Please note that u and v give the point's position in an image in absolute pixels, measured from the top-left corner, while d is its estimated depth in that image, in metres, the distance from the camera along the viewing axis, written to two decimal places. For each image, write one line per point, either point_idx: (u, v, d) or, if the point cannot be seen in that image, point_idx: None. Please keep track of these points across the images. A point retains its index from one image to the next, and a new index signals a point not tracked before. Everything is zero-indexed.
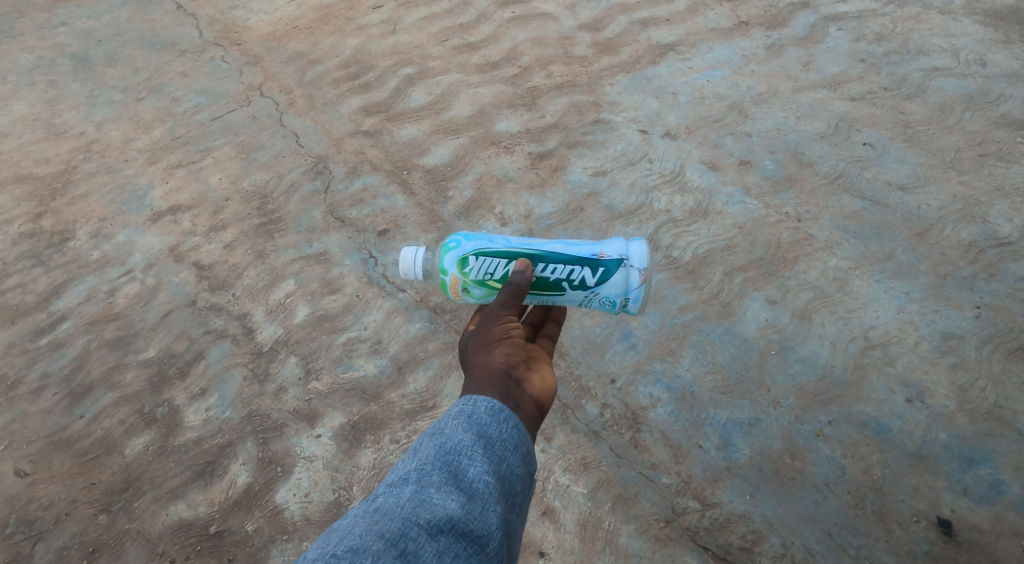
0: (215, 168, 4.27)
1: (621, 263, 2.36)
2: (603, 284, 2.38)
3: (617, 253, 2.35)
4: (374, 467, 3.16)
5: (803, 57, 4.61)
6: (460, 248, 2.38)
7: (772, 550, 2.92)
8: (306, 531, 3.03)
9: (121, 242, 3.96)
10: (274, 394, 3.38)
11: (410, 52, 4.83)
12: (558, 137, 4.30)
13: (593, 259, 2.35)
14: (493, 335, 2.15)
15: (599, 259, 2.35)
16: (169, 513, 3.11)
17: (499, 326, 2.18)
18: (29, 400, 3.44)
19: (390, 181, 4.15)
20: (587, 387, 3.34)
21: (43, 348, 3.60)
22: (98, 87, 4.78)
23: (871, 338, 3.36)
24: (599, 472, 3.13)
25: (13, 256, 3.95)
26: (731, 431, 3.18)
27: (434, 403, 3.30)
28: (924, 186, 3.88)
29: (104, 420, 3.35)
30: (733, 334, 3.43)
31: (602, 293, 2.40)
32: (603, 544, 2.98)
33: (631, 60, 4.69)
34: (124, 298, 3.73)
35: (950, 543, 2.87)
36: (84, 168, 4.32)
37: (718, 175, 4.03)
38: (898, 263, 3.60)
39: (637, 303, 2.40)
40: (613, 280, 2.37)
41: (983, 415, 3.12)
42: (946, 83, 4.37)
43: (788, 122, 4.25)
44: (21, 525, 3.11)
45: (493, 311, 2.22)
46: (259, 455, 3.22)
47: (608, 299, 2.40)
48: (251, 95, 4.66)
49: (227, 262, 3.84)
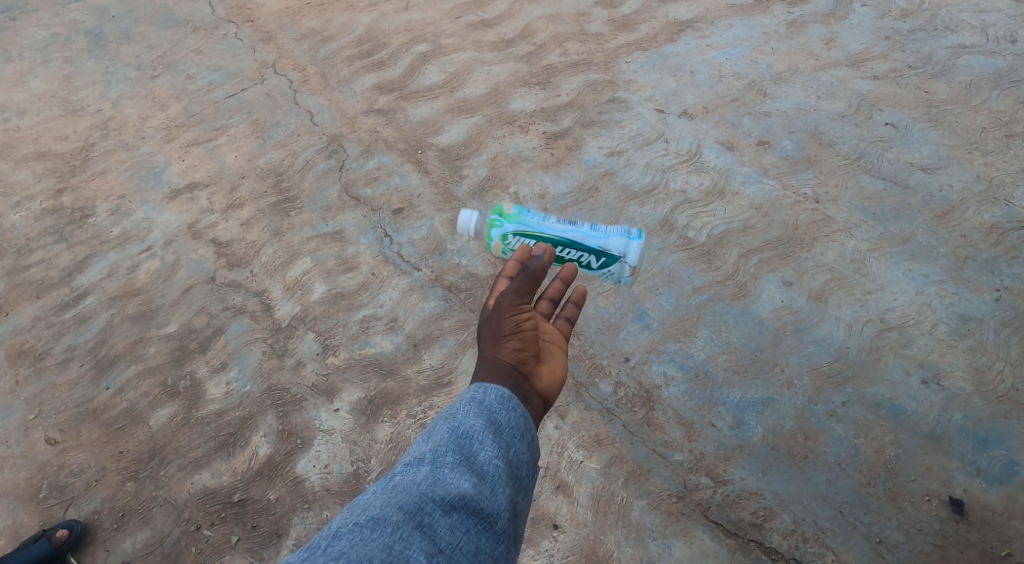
0: (231, 146, 4.30)
1: (621, 258, 2.84)
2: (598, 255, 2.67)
3: (619, 250, 2.82)
4: (391, 441, 3.20)
5: (826, 34, 4.60)
6: (503, 225, 2.88)
7: (783, 527, 2.92)
8: (325, 501, 3.09)
9: (140, 219, 4.01)
10: (294, 368, 3.44)
11: (424, 29, 4.84)
12: (573, 116, 4.27)
13: (599, 250, 2.82)
14: (505, 327, 2.13)
15: (604, 251, 2.82)
16: (194, 481, 3.18)
17: (511, 319, 2.16)
18: (56, 371, 3.51)
19: (404, 160, 4.17)
20: (600, 365, 3.36)
21: (68, 322, 3.66)
22: (113, 64, 4.81)
23: (888, 320, 3.35)
24: (613, 448, 3.15)
25: (35, 231, 4.01)
26: (744, 410, 3.19)
27: (449, 380, 3.34)
28: (948, 166, 3.85)
29: (130, 392, 3.42)
30: (748, 315, 3.43)
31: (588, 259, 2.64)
32: (616, 517, 3.00)
33: (648, 37, 4.67)
34: (145, 274, 3.79)
35: (962, 522, 2.87)
36: (101, 146, 4.37)
37: (736, 155, 4.01)
38: (918, 245, 3.58)
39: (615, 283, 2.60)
40: (613, 267, 2.87)
41: (1000, 398, 3.11)
42: (974, 62, 4.34)
43: (808, 101, 4.22)
44: (53, 490, 3.19)
45: (508, 302, 2.20)
46: (280, 427, 3.28)
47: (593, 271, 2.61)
48: (264, 73, 4.68)
49: (244, 240, 3.88)
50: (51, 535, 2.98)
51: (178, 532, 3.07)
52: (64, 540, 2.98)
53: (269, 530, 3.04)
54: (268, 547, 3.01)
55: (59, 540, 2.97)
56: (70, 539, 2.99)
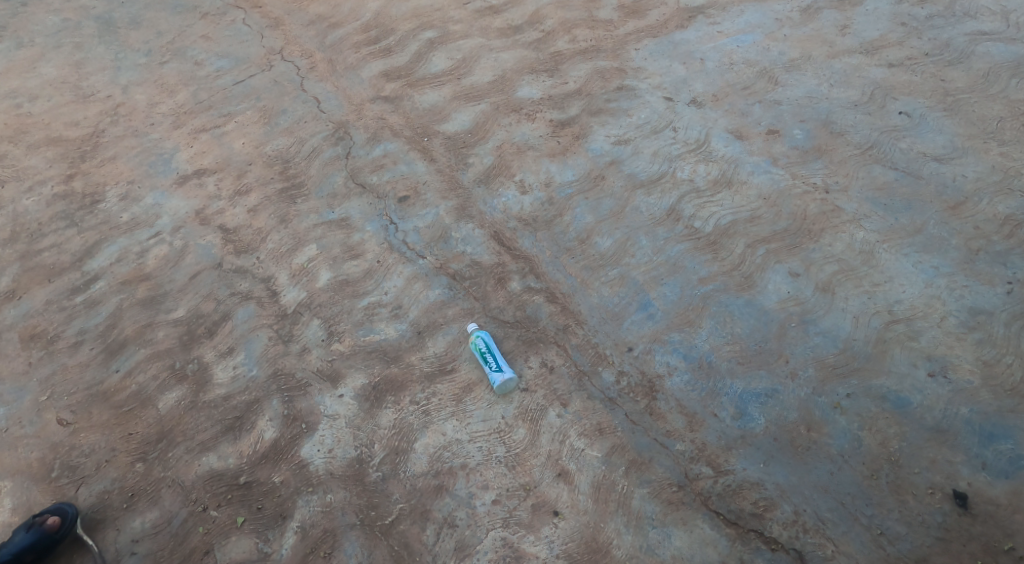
0: (238, 133, 4.33)
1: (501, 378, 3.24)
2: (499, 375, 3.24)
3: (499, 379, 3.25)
4: (395, 427, 3.21)
5: (840, 20, 4.55)
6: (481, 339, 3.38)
7: (784, 517, 2.90)
8: (329, 484, 3.10)
9: (149, 205, 4.06)
10: (299, 354, 3.47)
11: (432, 15, 4.85)
12: (581, 104, 4.26)
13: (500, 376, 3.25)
14: None
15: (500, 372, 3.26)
16: (201, 463, 3.19)
17: None
18: (68, 354, 3.55)
19: (410, 147, 4.18)
20: (604, 355, 3.35)
21: (78, 306, 3.70)
22: (123, 50, 4.86)
23: (896, 312, 3.32)
24: (614, 437, 3.13)
25: (47, 216, 4.05)
26: (747, 401, 3.17)
27: (453, 367, 3.36)
28: (962, 156, 3.80)
29: (139, 375, 3.45)
30: (754, 306, 3.41)
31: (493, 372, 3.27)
32: (616, 505, 2.96)
33: (658, 24, 4.66)
34: (154, 260, 3.83)
35: (965, 515, 2.84)
36: (112, 131, 4.41)
37: (745, 145, 3.97)
38: (929, 237, 3.54)
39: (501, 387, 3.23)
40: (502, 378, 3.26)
41: (1008, 391, 3.07)
42: (993, 49, 4.27)
43: (820, 89, 4.18)
44: (65, 470, 3.21)
45: None
46: (285, 412, 3.29)
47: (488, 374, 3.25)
48: (272, 59, 4.71)
49: (251, 226, 3.92)
50: (42, 523, 2.96)
51: (186, 512, 3.08)
52: (59, 526, 2.97)
53: (275, 512, 3.05)
54: (272, 528, 3.01)
55: (53, 526, 2.96)
56: (64, 524, 2.98)
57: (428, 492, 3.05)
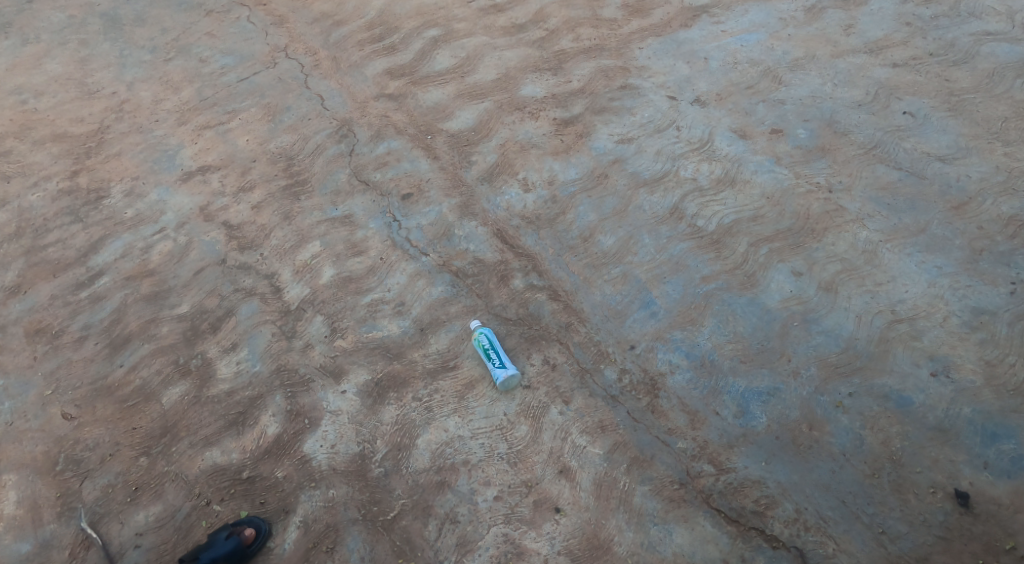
0: (243, 129, 4.35)
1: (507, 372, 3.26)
2: (502, 371, 3.25)
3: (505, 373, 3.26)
4: (397, 423, 3.22)
5: (845, 20, 4.55)
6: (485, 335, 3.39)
7: (785, 515, 2.90)
8: (331, 479, 3.11)
9: (154, 201, 4.07)
10: (302, 350, 3.48)
11: (436, 13, 4.86)
12: (584, 103, 4.26)
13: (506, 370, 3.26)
14: None
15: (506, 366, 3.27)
16: (205, 458, 3.19)
17: None
18: (73, 348, 3.56)
19: (414, 145, 4.19)
20: (606, 353, 3.35)
21: (83, 301, 3.72)
22: (128, 47, 4.87)
23: (899, 312, 3.32)
24: (616, 434, 3.13)
25: (52, 212, 4.07)
26: (749, 399, 3.18)
27: (455, 364, 3.37)
28: (966, 156, 3.80)
29: (143, 370, 3.47)
30: (756, 304, 3.42)
31: (498, 366, 3.28)
32: (618, 502, 2.97)
33: (662, 23, 4.66)
34: (158, 256, 3.85)
35: (966, 515, 2.84)
36: (117, 128, 4.43)
37: (748, 144, 3.98)
38: (933, 236, 3.54)
39: (504, 384, 3.25)
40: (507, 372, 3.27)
41: (1011, 391, 3.07)
42: (998, 49, 4.27)
43: (824, 89, 4.17)
44: (69, 464, 3.22)
45: None
46: (288, 407, 3.31)
47: (493, 370, 3.25)
48: (276, 57, 4.73)
49: (255, 223, 3.93)
50: (241, 533, 2.92)
51: (189, 507, 3.08)
52: (254, 540, 2.93)
53: (278, 507, 3.06)
54: (276, 522, 3.02)
55: (249, 539, 2.92)
56: (258, 539, 2.94)
57: (431, 488, 3.05)
